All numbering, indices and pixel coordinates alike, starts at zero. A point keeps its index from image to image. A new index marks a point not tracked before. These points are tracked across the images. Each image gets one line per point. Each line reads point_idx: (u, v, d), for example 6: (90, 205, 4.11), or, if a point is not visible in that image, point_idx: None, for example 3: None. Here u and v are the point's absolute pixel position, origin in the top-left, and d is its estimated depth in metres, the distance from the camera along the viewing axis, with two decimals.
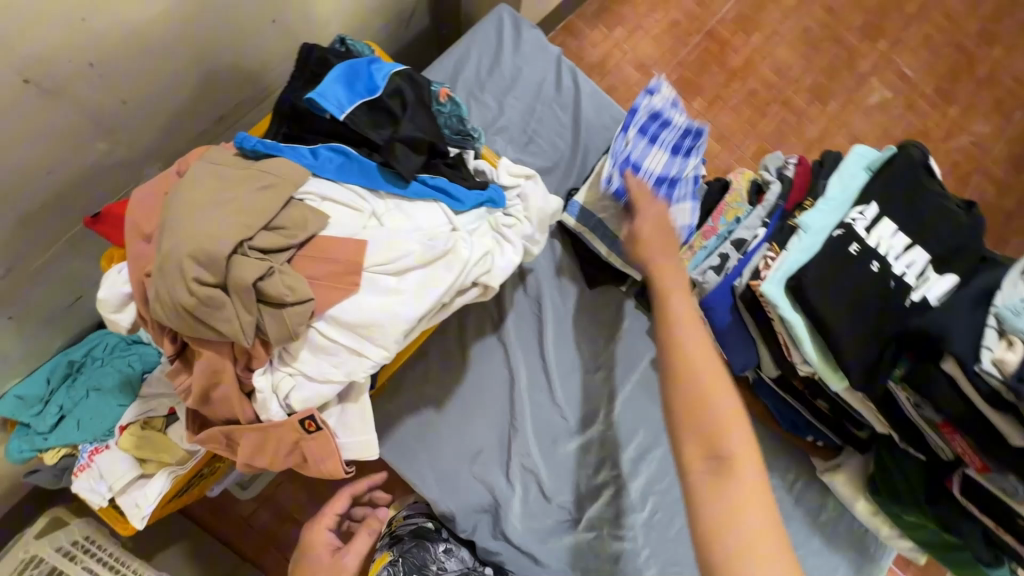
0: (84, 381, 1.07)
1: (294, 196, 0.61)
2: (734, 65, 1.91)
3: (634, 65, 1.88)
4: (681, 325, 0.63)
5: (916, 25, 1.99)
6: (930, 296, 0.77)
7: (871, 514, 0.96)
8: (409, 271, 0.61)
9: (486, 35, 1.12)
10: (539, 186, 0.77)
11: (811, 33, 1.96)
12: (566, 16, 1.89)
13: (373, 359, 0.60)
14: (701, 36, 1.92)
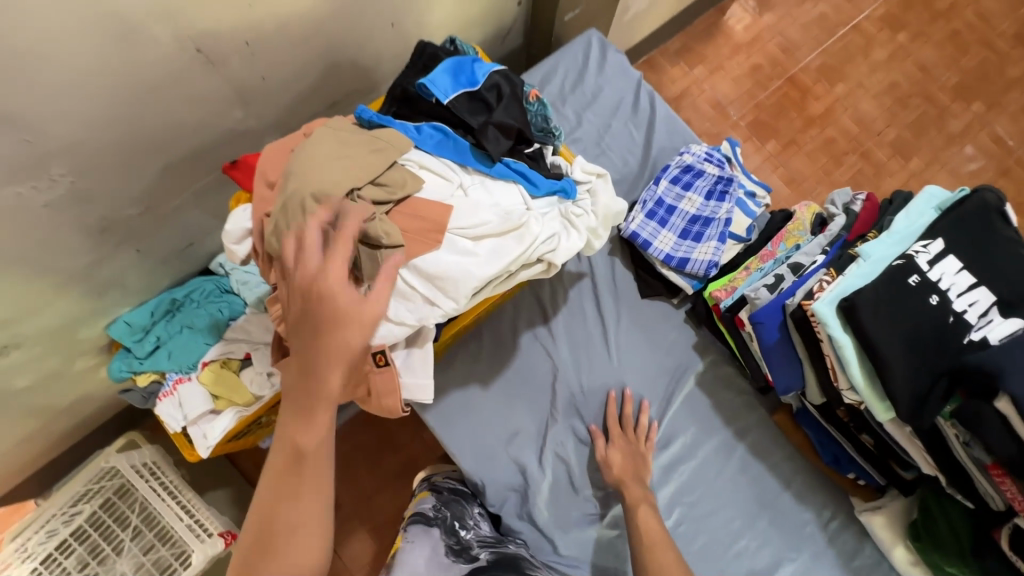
0: (181, 318, 1.21)
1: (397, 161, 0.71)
2: (813, 113, 1.92)
3: (710, 103, 1.93)
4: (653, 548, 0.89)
5: (1017, 91, 1.93)
6: (991, 336, 0.75)
7: (909, 563, 0.93)
8: (486, 238, 0.69)
9: (574, 54, 1.21)
10: (608, 185, 0.83)
11: (900, 89, 1.94)
12: (648, 51, 1.98)
13: (445, 308, 0.68)
14: (782, 81, 1.95)
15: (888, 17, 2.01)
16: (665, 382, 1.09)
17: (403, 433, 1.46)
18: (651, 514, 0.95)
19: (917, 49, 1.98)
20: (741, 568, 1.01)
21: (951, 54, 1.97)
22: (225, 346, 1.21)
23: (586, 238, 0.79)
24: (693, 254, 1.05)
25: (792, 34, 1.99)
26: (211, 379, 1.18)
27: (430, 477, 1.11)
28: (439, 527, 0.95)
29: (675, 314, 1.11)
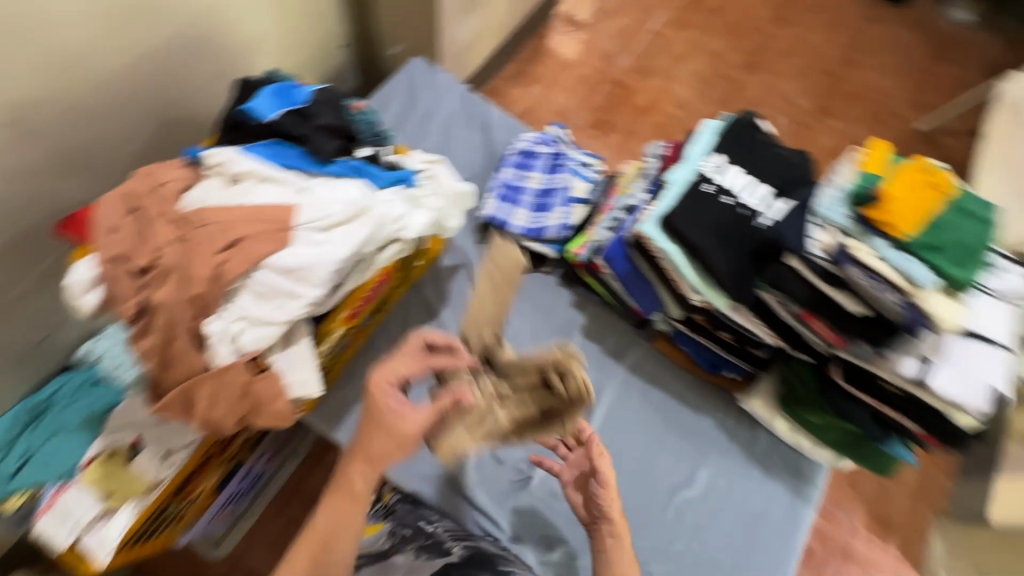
0: (49, 423, 1.07)
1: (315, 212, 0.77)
2: (640, 105, 2.22)
3: (555, 114, 2.16)
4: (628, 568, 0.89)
5: (788, 59, 2.36)
6: (773, 216, 0.91)
7: (789, 431, 1.09)
8: (335, 227, 0.75)
9: (403, 80, 1.34)
10: (445, 170, 0.94)
11: (703, 73, 2.30)
12: (489, 82, 2.19)
13: (308, 297, 0.72)
14: (608, 84, 2.24)
15: (676, 21, 2.40)
16: (558, 342, 1.17)
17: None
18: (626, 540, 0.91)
19: (705, 40, 2.37)
20: (667, 486, 1.10)
21: (731, 39, 2.39)
22: (108, 436, 1.02)
23: (434, 216, 0.87)
24: (548, 223, 1.18)
25: (605, 45, 2.31)
26: (97, 477, 0.99)
27: (383, 496, 1.11)
28: (398, 552, 0.96)
29: (549, 280, 1.22)
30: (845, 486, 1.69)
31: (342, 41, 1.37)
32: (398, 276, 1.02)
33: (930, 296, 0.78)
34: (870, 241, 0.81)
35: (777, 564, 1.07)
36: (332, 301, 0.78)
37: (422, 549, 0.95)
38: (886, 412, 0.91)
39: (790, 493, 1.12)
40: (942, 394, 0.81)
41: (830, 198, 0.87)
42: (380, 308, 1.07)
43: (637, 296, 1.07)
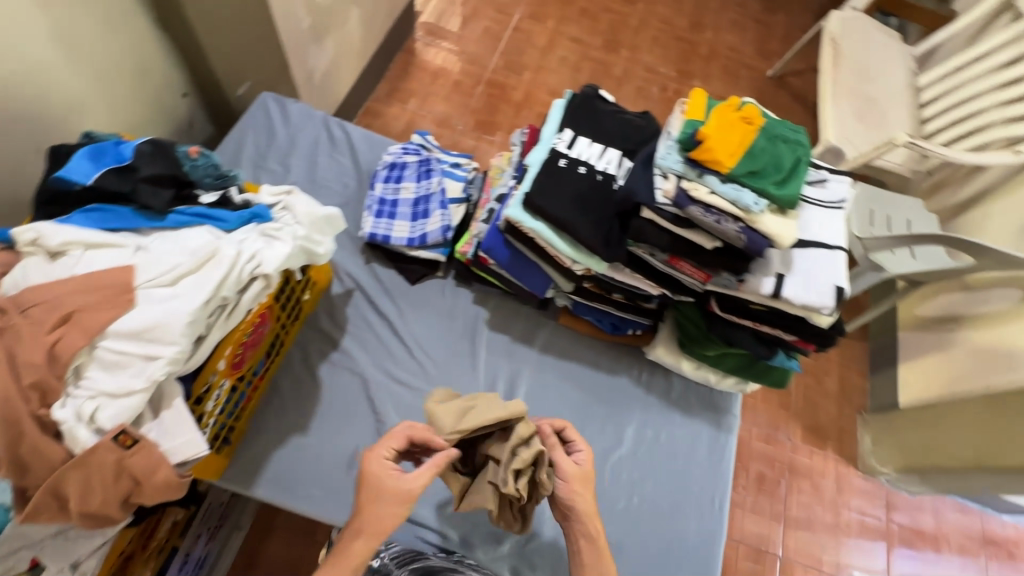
0: None
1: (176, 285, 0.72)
2: (516, 100, 2.15)
3: (434, 123, 2.04)
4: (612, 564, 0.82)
5: (644, 32, 2.44)
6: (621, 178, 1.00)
7: (696, 369, 1.17)
8: (181, 278, 0.72)
9: (256, 118, 1.30)
10: (300, 197, 0.93)
11: (570, 60, 2.29)
12: (362, 103, 2.02)
13: (165, 356, 0.68)
14: (481, 87, 2.15)
15: (535, 11, 2.38)
16: (466, 341, 1.19)
17: (288, 544, 1.30)
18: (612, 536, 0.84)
19: (565, 27, 2.37)
20: (600, 452, 1.14)
21: (588, 25, 2.41)
22: None
23: (296, 245, 0.85)
24: (427, 228, 1.19)
25: (472, 50, 2.23)
26: None
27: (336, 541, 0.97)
28: None
29: (446, 284, 1.24)
30: (779, 408, 1.85)
31: (182, 90, 1.31)
32: (279, 314, 0.99)
33: (762, 217, 0.85)
34: (703, 180, 0.86)
35: (712, 494, 1.13)
36: (199, 354, 0.75)
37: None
38: (763, 329, 1.00)
39: (709, 427, 1.19)
40: (797, 302, 0.90)
41: (665, 148, 0.92)
42: (274, 351, 1.04)
43: (527, 279, 1.10)
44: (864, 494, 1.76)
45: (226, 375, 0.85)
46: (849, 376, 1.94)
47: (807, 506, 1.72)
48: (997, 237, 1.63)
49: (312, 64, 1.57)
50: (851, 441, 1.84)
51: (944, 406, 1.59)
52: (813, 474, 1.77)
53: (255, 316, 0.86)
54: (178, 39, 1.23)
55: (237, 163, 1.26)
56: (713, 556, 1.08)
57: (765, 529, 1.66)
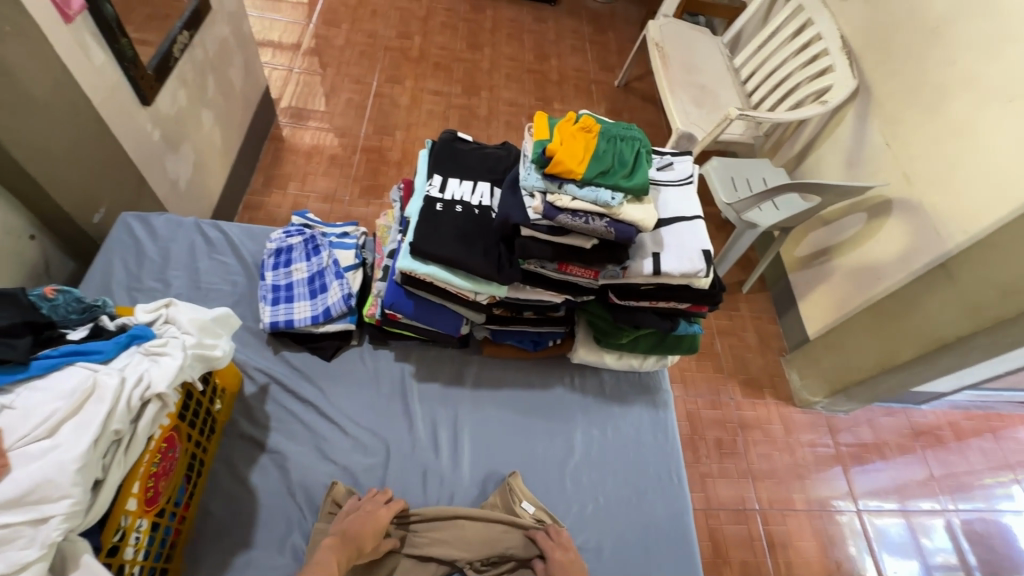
0: None
1: (56, 430, 0.66)
2: (396, 159, 2.21)
3: (322, 199, 2.04)
4: None
5: (497, 71, 2.62)
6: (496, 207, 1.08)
7: (618, 359, 1.23)
8: (62, 424, 0.67)
9: (120, 241, 1.23)
10: (180, 306, 0.89)
11: (437, 111, 2.40)
12: (241, 198, 1.99)
13: (58, 513, 0.62)
14: (359, 154, 2.19)
15: (391, 75, 2.48)
16: (398, 400, 1.18)
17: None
18: None
19: (423, 82, 2.49)
20: (557, 466, 1.16)
21: (444, 76, 2.54)
22: None
23: (187, 355, 0.81)
24: (329, 302, 1.19)
25: (341, 122, 2.27)
26: None
27: None
28: None
29: (364, 350, 1.23)
30: (713, 373, 1.98)
31: (27, 232, 1.19)
32: (190, 433, 0.93)
33: (622, 208, 0.94)
34: (564, 190, 0.94)
35: (669, 470, 1.18)
36: (100, 499, 0.68)
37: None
38: (661, 305, 1.09)
39: (648, 408, 1.26)
40: (675, 272, 0.99)
41: (525, 171, 0.99)
42: (194, 473, 0.97)
43: (438, 323, 1.13)
44: (809, 427, 1.91)
45: (141, 514, 0.79)
46: (763, 326, 2.12)
47: (765, 453, 1.83)
48: (834, 175, 1.89)
49: (173, 172, 1.53)
50: (783, 383, 2.00)
51: (842, 326, 1.75)
52: (761, 423, 1.89)
53: (160, 442, 0.81)
54: (12, 186, 1.10)
55: (108, 292, 1.19)
56: (687, 528, 1.12)
57: (736, 489, 1.75)
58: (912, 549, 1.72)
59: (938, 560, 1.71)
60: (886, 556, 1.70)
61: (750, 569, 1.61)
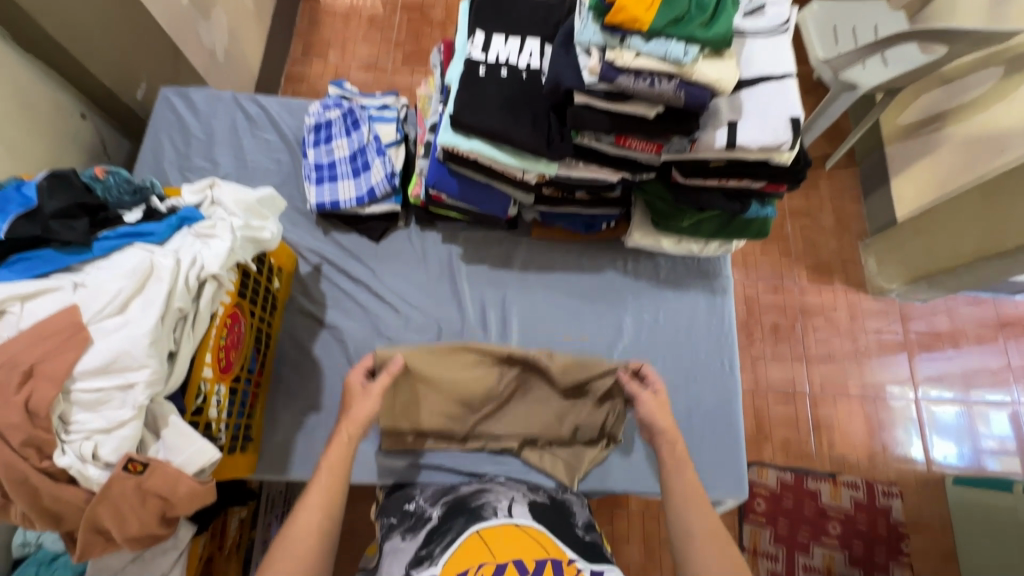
0: None
1: (127, 308, 0.70)
2: (440, 18, 1.98)
3: (363, 68, 1.90)
4: (690, 511, 0.80)
5: None
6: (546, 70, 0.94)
7: (676, 245, 1.15)
8: (130, 301, 0.70)
9: (166, 121, 1.23)
10: (221, 186, 0.88)
11: None
12: (282, 69, 1.89)
13: (140, 380, 0.68)
14: (399, 13, 1.98)
15: None
16: (447, 280, 1.18)
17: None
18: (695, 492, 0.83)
19: None
20: (604, 348, 1.15)
21: None
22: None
23: (236, 237, 0.82)
24: (372, 182, 1.15)
25: None
26: None
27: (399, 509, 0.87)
28: (396, 532, 0.80)
29: (411, 231, 1.21)
30: (780, 257, 1.84)
31: (77, 111, 1.19)
32: (252, 309, 0.98)
33: (697, 66, 0.78)
34: (627, 45, 0.77)
35: (721, 357, 1.15)
36: (177, 368, 0.74)
37: (408, 529, 0.79)
38: (731, 184, 0.97)
39: (704, 294, 1.20)
40: (753, 146, 0.86)
41: (581, 23, 0.83)
42: (262, 345, 1.04)
43: (484, 203, 1.07)
44: (877, 314, 1.79)
45: (218, 381, 0.87)
46: (843, 207, 1.90)
47: (824, 340, 1.76)
48: (970, 17, 1.51)
49: (208, 42, 1.44)
50: (855, 268, 1.84)
51: (939, 208, 1.53)
52: (825, 309, 1.79)
53: (224, 318, 0.86)
54: (49, 61, 1.07)
55: (161, 171, 1.20)
56: (734, 410, 1.12)
57: (788, 373, 1.72)
58: (965, 434, 1.68)
59: (988, 444, 1.67)
60: (936, 439, 1.67)
61: (792, 447, 1.65)
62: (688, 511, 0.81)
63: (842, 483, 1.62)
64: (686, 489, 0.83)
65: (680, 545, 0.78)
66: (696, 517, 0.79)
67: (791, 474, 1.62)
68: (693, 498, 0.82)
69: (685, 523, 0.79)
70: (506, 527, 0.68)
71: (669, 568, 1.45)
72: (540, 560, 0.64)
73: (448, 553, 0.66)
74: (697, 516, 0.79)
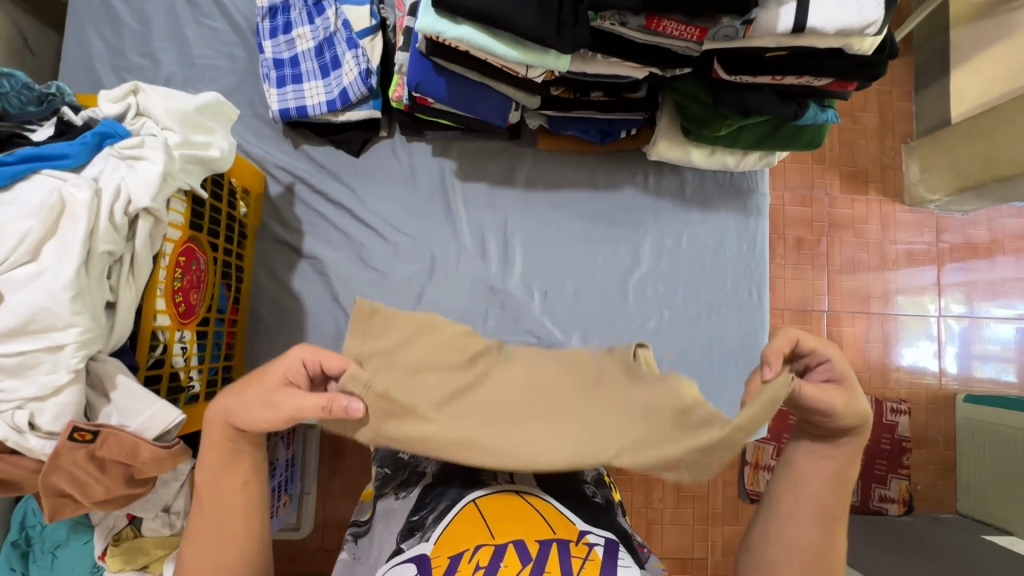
0: (42, 547, 0.94)
1: (42, 253, 0.57)
2: None
3: None
4: (793, 529, 0.58)
5: None
6: None
7: (708, 157, 0.97)
8: (44, 245, 0.57)
9: (90, 6, 1.00)
10: (149, 92, 0.71)
11: None
12: None
13: (69, 341, 0.57)
14: None
15: None
16: (440, 202, 1.03)
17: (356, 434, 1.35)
18: (823, 507, 0.58)
19: None
20: (619, 277, 1.03)
21: None
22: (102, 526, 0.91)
23: (172, 158, 0.67)
24: (344, 81, 0.95)
25: None
26: (123, 564, 0.91)
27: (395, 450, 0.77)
28: (390, 486, 0.71)
29: (396, 142, 1.04)
30: (812, 163, 1.64)
31: None
32: (214, 242, 0.84)
33: None
34: None
35: (749, 285, 1.03)
36: (119, 321, 0.63)
37: (402, 485, 0.70)
38: (787, 82, 0.78)
39: (736, 215, 1.05)
40: (829, 29, 0.67)
41: None
42: (233, 279, 0.92)
43: (479, 107, 0.88)
44: (911, 227, 1.63)
45: (180, 327, 0.76)
46: (890, 104, 1.66)
47: (851, 255, 1.61)
48: None
49: None
50: (894, 176, 1.65)
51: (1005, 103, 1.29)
52: (856, 222, 1.62)
53: (174, 258, 0.73)
54: None
55: (92, 71, 0.99)
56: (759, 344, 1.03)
57: (808, 288, 1.59)
58: (967, 339, 1.60)
59: (989, 347, 1.60)
60: (949, 347, 1.59)
61: None
62: (794, 528, 0.58)
63: None
64: (805, 504, 0.58)
65: (760, 563, 0.60)
66: (796, 547, 0.58)
67: None
68: (819, 516, 0.58)
69: (780, 550, 0.59)
70: (505, 500, 0.64)
71: (668, 483, 1.45)
72: (544, 541, 0.59)
73: (440, 527, 0.62)
74: (806, 534, 0.58)
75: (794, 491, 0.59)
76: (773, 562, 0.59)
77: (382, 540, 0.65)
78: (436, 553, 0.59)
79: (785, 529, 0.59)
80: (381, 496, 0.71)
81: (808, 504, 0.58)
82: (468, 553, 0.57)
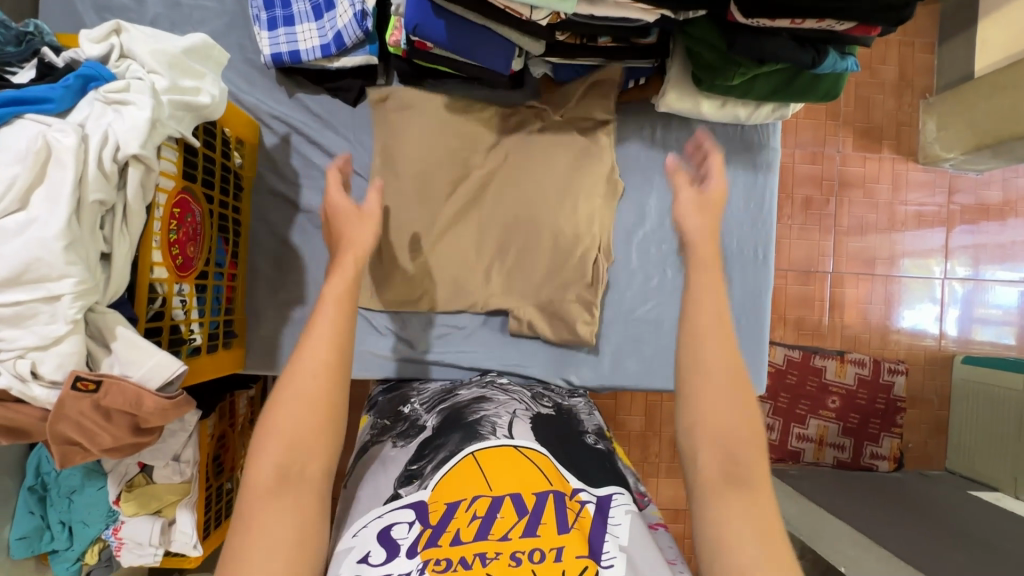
0: (58, 491, 0.96)
1: (30, 201, 0.56)
2: None
3: None
4: (711, 397, 0.60)
5: None
6: None
7: (719, 109, 0.93)
8: (31, 193, 0.55)
9: None
10: (133, 32, 0.68)
11: None
12: None
13: (66, 292, 0.56)
14: None
15: None
16: None
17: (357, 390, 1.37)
18: (723, 363, 0.61)
19: None
20: (621, 235, 1.01)
21: None
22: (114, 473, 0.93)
23: (159, 102, 0.64)
24: (338, 24, 0.90)
25: None
26: (136, 507, 0.94)
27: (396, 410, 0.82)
28: (389, 436, 0.76)
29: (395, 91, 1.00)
30: (826, 119, 1.58)
31: None
32: (209, 194, 0.82)
33: None
34: None
35: (755, 245, 1.02)
36: (115, 273, 0.62)
37: (400, 436, 0.75)
38: (807, 26, 0.74)
39: (745, 172, 1.02)
40: None
41: None
42: (231, 233, 0.91)
43: (480, 53, 0.84)
44: (923, 187, 1.59)
45: (178, 280, 0.76)
46: (911, 56, 1.58)
47: (859, 216, 1.58)
48: None
49: None
50: (909, 133, 1.59)
51: None
52: (866, 181, 1.58)
53: (167, 209, 0.71)
54: None
55: (73, 11, 0.94)
56: (762, 304, 1.02)
57: (814, 249, 1.57)
58: (968, 303, 1.59)
59: (988, 312, 1.59)
60: (948, 312, 1.59)
61: (804, 326, 1.58)
62: (713, 398, 0.60)
63: (850, 360, 1.54)
64: (714, 364, 0.61)
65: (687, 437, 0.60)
66: (716, 420, 0.59)
67: (799, 352, 1.55)
68: (731, 378, 0.61)
69: (698, 412, 0.60)
70: (503, 451, 0.64)
71: (664, 438, 1.48)
72: (541, 493, 0.60)
73: (438, 475, 0.63)
74: (722, 402, 0.60)
75: (694, 353, 0.62)
76: (697, 437, 0.60)
77: (375, 479, 0.69)
78: (434, 499, 0.60)
79: (704, 397, 0.60)
80: (376, 445, 0.75)
81: (718, 371, 0.61)
82: (465, 502, 0.59)
